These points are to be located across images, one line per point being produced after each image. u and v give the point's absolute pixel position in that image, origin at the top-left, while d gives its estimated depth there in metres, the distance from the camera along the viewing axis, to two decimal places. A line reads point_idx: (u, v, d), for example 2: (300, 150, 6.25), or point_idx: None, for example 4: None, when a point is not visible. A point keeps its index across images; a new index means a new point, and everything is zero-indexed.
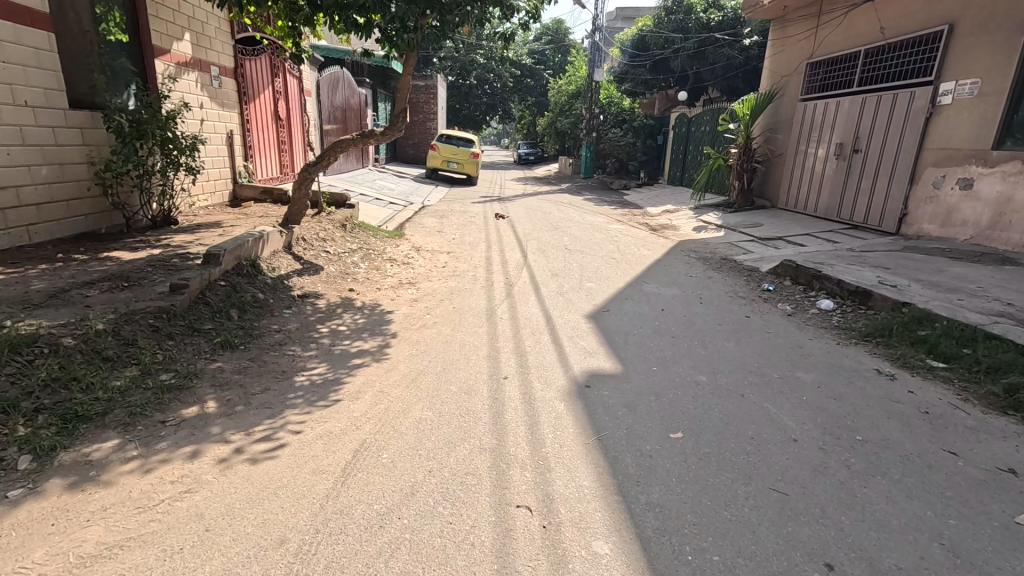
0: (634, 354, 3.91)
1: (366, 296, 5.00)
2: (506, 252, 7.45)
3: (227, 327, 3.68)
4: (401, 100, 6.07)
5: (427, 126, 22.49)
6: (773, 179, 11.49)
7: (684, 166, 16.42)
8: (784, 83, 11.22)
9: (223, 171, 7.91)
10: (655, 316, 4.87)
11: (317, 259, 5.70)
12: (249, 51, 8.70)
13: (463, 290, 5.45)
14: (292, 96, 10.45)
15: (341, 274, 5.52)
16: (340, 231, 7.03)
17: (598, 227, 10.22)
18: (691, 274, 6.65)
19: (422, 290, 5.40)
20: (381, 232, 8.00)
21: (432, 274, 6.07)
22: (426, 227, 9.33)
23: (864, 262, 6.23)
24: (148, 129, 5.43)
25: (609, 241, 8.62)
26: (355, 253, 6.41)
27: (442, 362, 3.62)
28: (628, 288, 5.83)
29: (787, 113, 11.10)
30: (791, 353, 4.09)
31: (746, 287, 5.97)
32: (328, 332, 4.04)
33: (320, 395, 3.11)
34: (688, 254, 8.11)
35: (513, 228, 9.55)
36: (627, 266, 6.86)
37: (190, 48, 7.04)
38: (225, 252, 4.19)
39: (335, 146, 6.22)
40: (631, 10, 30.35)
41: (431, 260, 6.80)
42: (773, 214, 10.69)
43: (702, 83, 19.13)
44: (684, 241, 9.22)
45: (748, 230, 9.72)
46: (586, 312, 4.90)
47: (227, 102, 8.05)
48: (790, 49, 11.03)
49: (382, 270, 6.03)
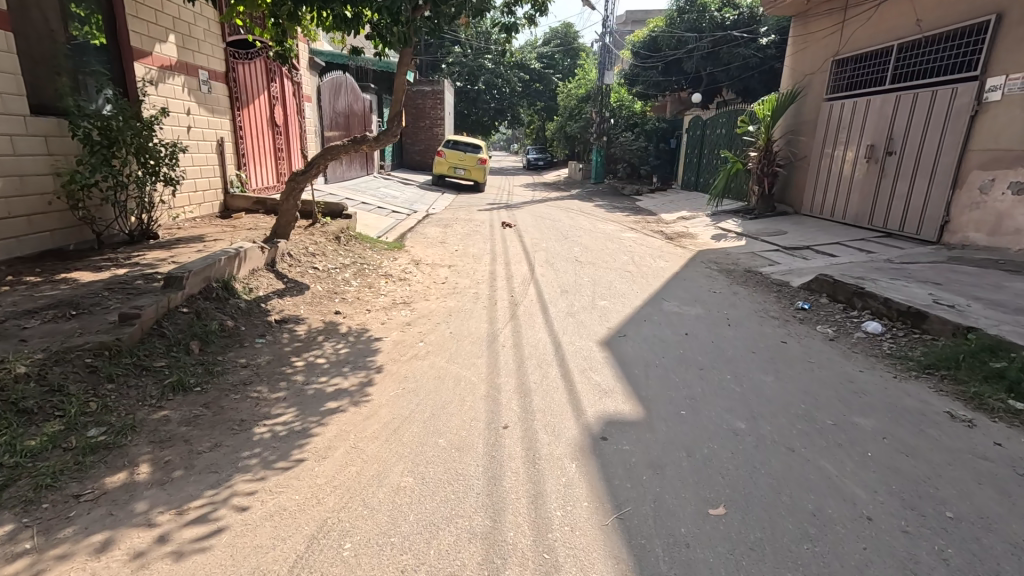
0: (657, 392, 3.34)
1: (353, 320, 4.48)
2: (512, 265, 6.91)
3: (182, 365, 3.16)
4: (396, 103, 5.57)
5: (434, 132, 22.04)
6: (796, 183, 10.85)
7: (699, 170, 15.80)
8: (807, 82, 10.61)
9: (212, 180, 7.48)
10: (679, 342, 4.27)
11: (303, 277, 5.19)
12: (243, 55, 8.30)
13: (463, 311, 4.92)
14: (290, 102, 10.04)
15: (329, 294, 5.01)
16: (333, 244, 6.54)
17: (610, 236, 9.65)
18: (715, 290, 6.05)
19: (417, 310, 4.88)
20: (379, 245, 7.51)
21: (430, 292, 5.54)
22: (428, 237, 8.83)
23: (910, 276, 5.59)
24: (120, 136, 4.99)
25: (623, 252, 8.05)
26: (347, 268, 5.91)
27: (431, 405, 3.07)
28: (645, 307, 5.25)
29: (811, 113, 10.48)
30: (842, 389, 3.48)
31: (778, 306, 5.36)
32: (303, 366, 3.52)
33: (281, 452, 2.57)
34: (709, 266, 7.51)
35: (521, 238, 9.00)
36: (644, 281, 6.27)
37: (174, 51, 6.62)
38: (189, 274, 3.69)
39: (325, 152, 5.73)
40: (641, 13, 29.89)
41: (430, 275, 6.28)
42: (797, 221, 10.04)
43: (717, 84, 18.54)
44: (703, 252, 8.61)
45: (771, 238, 9.09)
46: (599, 337, 4.33)
47: (217, 109, 7.64)
48: (814, 46, 10.41)
49: (375, 287, 5.51)
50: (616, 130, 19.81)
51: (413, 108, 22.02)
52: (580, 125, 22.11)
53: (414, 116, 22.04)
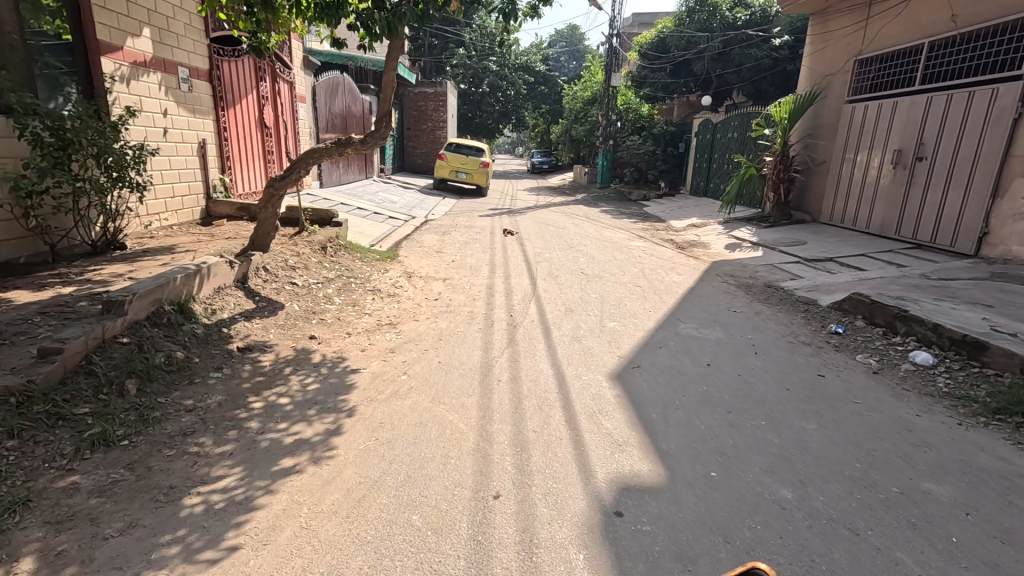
0: (680, 445, 2.78)
1: (330, 346, 3.96)
2: (512, 278, 6.38)
3: (111, 410, 2.64)
4: (385, 103, 5.06)
5: (436, 135, 21.56)
6: (814, 189, 10.29)
7: (709, 175, 15.26)
8: (826, 83, 10.06)
9: (193, 186, 7.00)
10: (702, 376, 3.72)
11: (279, 294, 4.68)
12: (229, 52, 7.84)
13: (455, 334, 4.38)
14: (281, 102, 9.57)
15: (306, 314, 4.49)
16: (318, 255, 6.03)
17: (618, 246, 9.08)
18: (735, 309, 5.49)
19: (404, 333, 4.35)
20: (371, 255, 6.99)
21: (420, 310, 5.01)
22: (424, 246, 8.32)
23: (954, 296, 5.02)
24: (77, 138, 4.49)
25: (632, 264, 7.50)
26: (331, 282, 5.39)
27: (407, 465, 2.53)
28: (658, 330, 4.70)
29: (830, 116, 9.93)
30: (900, 441, 2.92)
31: (806, 329, 4.80)
32: (262, 408, 2.99)
33: (212, 536, 2.03)
34: (725, 279, 6.95)
35: (523, 247, 8.47)
36: (656, 298, 5.73)
37: (150, 46, 6.15)
38: (133, 297, 3.18)
39: (306, 156, 5.21)
40: (648, 16, 29.34)
41: (422, 290, 5.74)
42: (817, 230, 9.46)
43: (727, 87, 17.96)
44: (718, 263, 8.05)
45: (790, 249, 8.52)
46: (609, 370, 3.78)
47: (199, 108, 7.16)
48: (833, 45, 9.88)
49: (360, 305, 4.99)
50: (623, 134, 19.30)
51: (415, 111, 21.53)
52: (586, 128, 21.61)
53: (416, 118, 21.57)
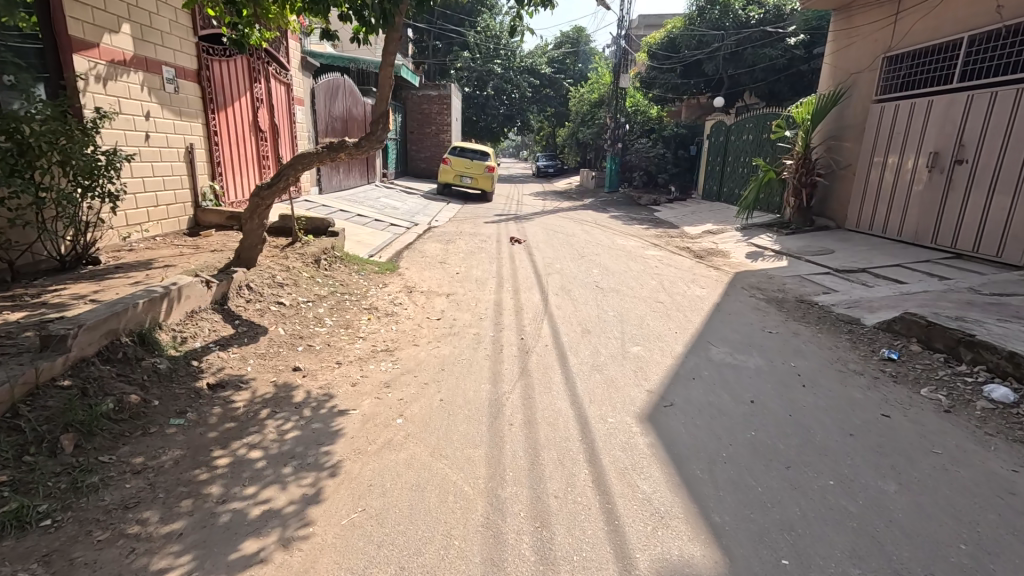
0: (737, 518, 2.26)
1: (316, 379, 3.45)
2: (521, 293, 5.88)
3: (35, 477, 2.14)
4: (380, 104, 4.57)
5: (440, 138, 21.11)
6: (838, 194, 9.75)
7: (723, 179, 14.75)
8: (851, 82, 9.55)
9: (179, 193, 6.56)
10: (747, 416, 3.20)
11: (262, 317, 4.19)
12: (220, 52, 7.40)
13: (460, 363, 3.87)
14: (276, 104, 9.12)
15: (292, 339, 4.00)
16: (310, 269, 5.54)
17: (633, 255, 8.55)
18: (770, 329, 4.96)
19: (401, 362, 3.85)
20: (369, 268, 6.50)
21: (420, 333, 4.51)
22: (426, 256, 7.83)
23: (1020, 317, 4.47)
24: (37, 143, 4.01)
25: (649, 275, 6.99)
26: (323, 301, 4.90)
27: (400, 552, 2.02)
28: (687, 356, 4.18)
29: (856, 117, 9.40)
30: (1006, 509, 2.38)
31: (853, 355, 4.27)
32: (228, 466, 2.48)
33: None
34: (752, 293, 6.42)
35: (531, 257, 7.96)
36: (680, 316, 5.21)
37: (130, 43, 5.70)
38: (80, 330, 2.69)
39: (294, 162, 4.71)
40: (654, 18, 28.82)
41: (423, 308, 5.24)
42: (843, 238, 8.92)
43: (739, 87, 17.42)
44: (741, 274, 7.51)
45: (817, 259, 7.98)
46: (638, 409, 3.26)
47: (186, 110, 6.71)
48: (859, 42, 9.37)
49: (354, 327, 4.50)
50: (631, 137, 18.85)
51: (418, 114, 21.06)
52: (593, 131, 21.15)
53: (419, 121, 21.13)
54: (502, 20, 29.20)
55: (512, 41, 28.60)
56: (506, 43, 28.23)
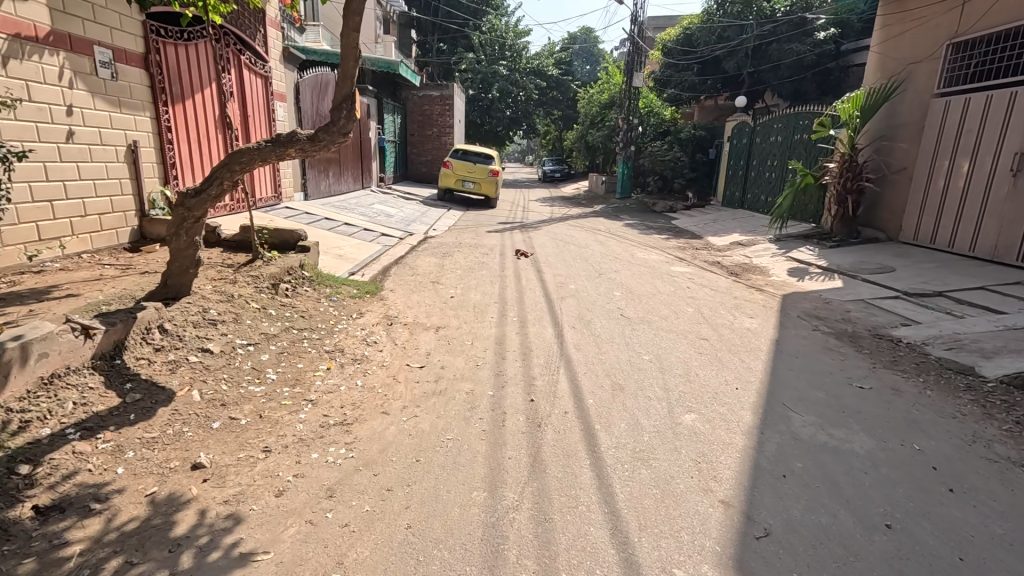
0: None
1: (221, 488, 2.26)
2: (529, 326, 4.71)
3: None
4: (343, 83, 3.45)
5: (442, 141, 19.99)
6: (890, 203, 8.55)
7: (746, 184, 13.60)
8: (906, 74, 8.40)
9: (117, 200, 5.44)
10: (894, 564, 2.00)
11: (174, 373, 3.03)
12: (175, 33, 6.31)
13: (444, 449, 2.68)
14: (249, 99, 8.03)
15: (207, 410, 2.82)
16: (263, 298, 4.42)
17: (658, 272, 7.37)
18: (857, 381, 3.75)
19: (360, 449, 2.67)
20: (344, 292, 5.37)
21: (394, 392, 3.33)
22: (418, 274, 6.69)
23: None
24: None
25: (683, 300, 5.81)
26: (270, 343, 3.75)
27: None
28: (763, 431, 2.98)
29: (912, 114, 8.23)
30: None
31: (994, 430, 3.06)
32: None
33: None
34: (812, 325, 5.21)
35: (540, 275, 6.81)
36: (735, 363, 4.01)
37: (47, 15, 4.59)
38: None
39: (225, 162, 3.55)
40: (663, 19, 27.75)
41: (404, 349, 4.06)
42: (902, 253, 7.70)
43: (762, 86, 16.28)
44: (791, 296, 6.32)
45: (878, 279, 6.76)
46: (716, 547, 2.07)
47: (128, 101, 5.61)
48: (916, 28, 8.24)
49: (306, 383, 3.33)
50: (644, 139, 17.79)
51: (419, 115, 19.94)
52: (604, 134, 20.08)
53: (419, 123, 20.03)
54: (508, 21, 28.30)
55: (518, 43, 27.63)
56: (511, 44, 27.26)
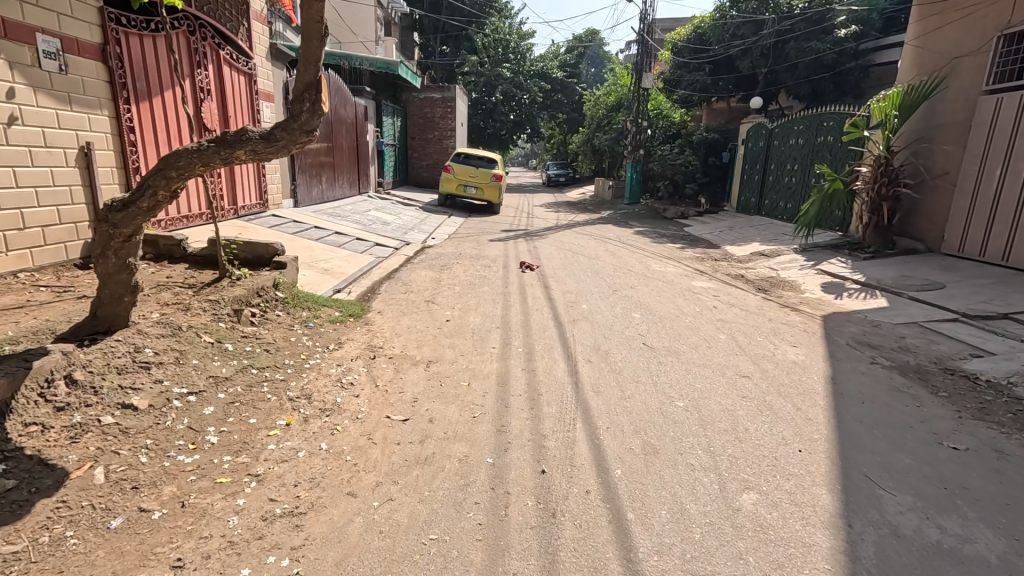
0: None
1: None
2: (538, 359, 4.01)
3: None
4: (306, 68, 2.78)
5: (443, 144, 19.35)
6: (930, 210, 7.80)
7: (764, 189, 12.88)
8: (949, 69, 7.65)
9: (66, 210, 4.76)
10: None
11: (72, 442, 2.32)
12: (140, 23, 5.64)
13: (425, 560, 1.97)
14: (230, 98, 7.36)
15: (108, 498, 2.11)
16: (220, 328, 3.70)
17: (679, 289, 6.63)
18: (947, 440, 3.00)
19: (311, 558, 1.96)
20: (323, 315, 4.67)
21: (367, 460, 2.61)
22: (412, 291, 5.99)
23: None
24: None
25: (711, 324, 5.09)
26: (218, 391, 3.03)
27: None
28: (851, 523, 2.25)
29: (956, 113, 7.48)
30: None
31: None
32: None
33: None
34: (868, 355, 4.47)
35: (548, 291, 6.12)
36: (788, 413, 3.27)
37: None
38: None
39: (158, 169, 2.83)
40: (670, 21, 27.11)
41: (385, 392, 3.35)
42: (949, 267, 6.95)
43: (777, 86, 15.59)
44: (832, 317, 5.59)
45: (928, 297, 6.02)
46: None
47: (80, 97, 4.93)
48: (961, 19, 7.50)
49: (255, 448, 2.61)
50: (654, 142, 17.12)
51: (420, 118, 19.32)
52: (610, 137, 19.39)
53: (420, 126, 19.40)
54: (511, 23, 27.71)
55: (521, 45, 27.03)
56: (515, 46, 26.70)
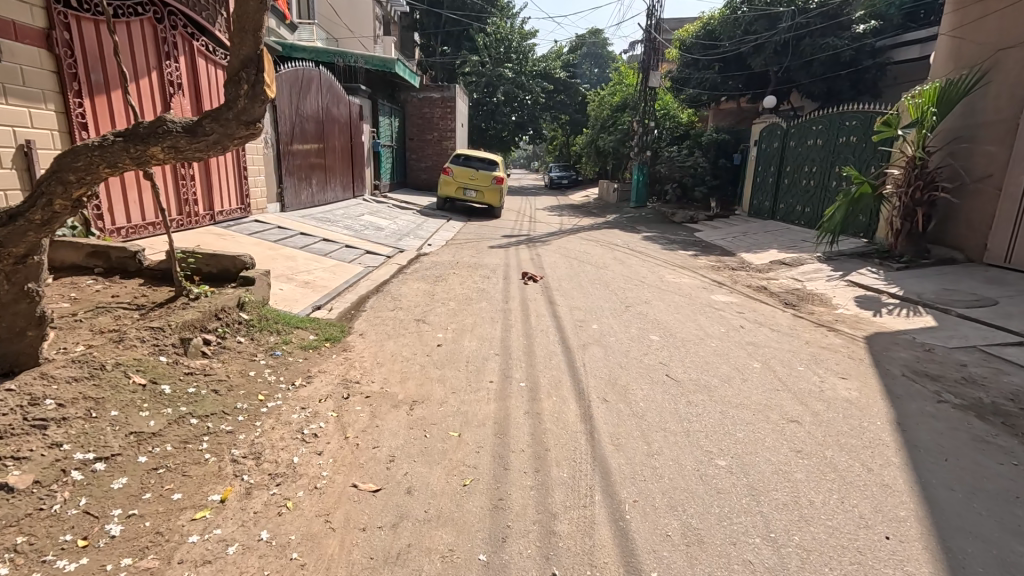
0: None
1: None
2: (543, 397, 3.35)
3: None
4: (241, 36, 2.36)
5: (443, 146, 18.74)
6: (971, 215, 7.13)
7: (779, 193, 12.22)
8: (992, 62, 6.99)
9: None
10: None
11: None
12: (94, 8, 5.01)
13: None
14: (206, 93, 6.74)
15: None
16: (159, 362, 3.04)
17: (697, 304, 5.97)
18: None
19: None
20: (294, 340, 4.02)
21: (317, 558, 1.96)
22: (401, 308, 5.35)
23: None
24: None
25: (741, 349, 4.43)
26: (137, 452, 2.38)
27: None
28: None
29: (1000, 110, 6.81)
30: None
31: None
32: None
33: None
34: (933, 389, 3.79)
35: (553, 307, 5.47)
36: (860, 477, 2.60)
37: None
38: None
39: (53, 175, 2.34)
40: (676, 21, 26.53)
41: (355, 447, 2.70)
42: (998, 279, 6.28)
43: (790, 85, 14.97)
44: (875, 339, 4.92)
45: (982, 314, 5.35)
46: None
47: (19, 89, 4.30)
48: (1004, 8, 6.85)
49: (169, 543, 1.95)
50: (660, 143, 16.49)
51: (419, 119, 18.71)
52: (615, 138, 18.75)
53: (419, 126, 18.78)
54: (513, 23, 27.15)
55: (524, 45, 26.46)
56: (518, 46, 26.14)
